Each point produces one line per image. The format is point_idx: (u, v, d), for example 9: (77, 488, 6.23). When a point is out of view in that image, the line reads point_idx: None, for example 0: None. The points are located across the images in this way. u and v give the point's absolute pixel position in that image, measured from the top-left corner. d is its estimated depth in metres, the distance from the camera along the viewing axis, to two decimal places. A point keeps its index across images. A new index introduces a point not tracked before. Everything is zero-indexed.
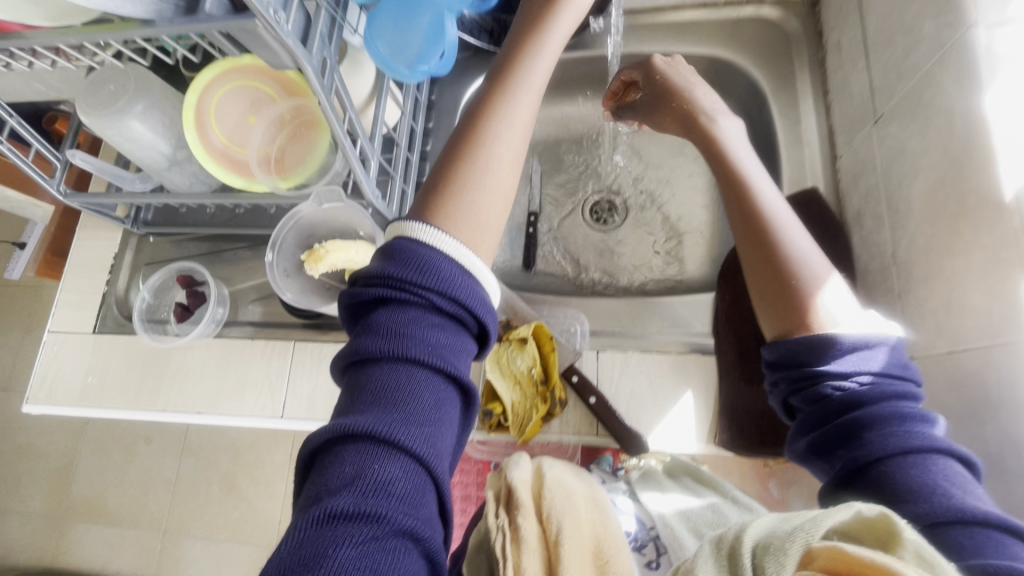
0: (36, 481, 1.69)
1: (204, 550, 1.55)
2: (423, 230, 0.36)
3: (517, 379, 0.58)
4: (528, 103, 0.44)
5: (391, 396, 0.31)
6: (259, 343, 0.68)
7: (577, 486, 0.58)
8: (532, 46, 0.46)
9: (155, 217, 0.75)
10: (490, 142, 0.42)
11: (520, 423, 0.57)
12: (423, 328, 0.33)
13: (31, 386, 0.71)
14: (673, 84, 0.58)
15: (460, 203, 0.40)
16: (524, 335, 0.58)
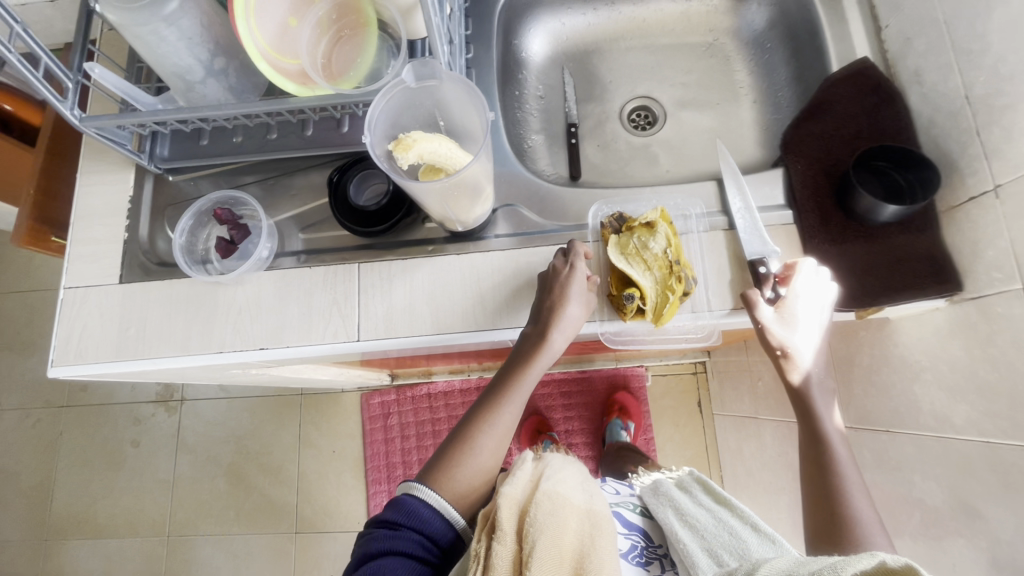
0: (10, 504, 1.54)
1: (218, 546, 1.47)
2: (422, 490, 0.55)
3: (654, 262, 0.58)
4: (510, 422, 0.60)
5: (378, 563, 0.50)
6: (319, 270, 0.63)
7: (567, 506, 0.54)
8: (538, 352, 0.58)
9: (172, 151, 0.67)
10: (479, 436, 0.59)
11: (658, 306, 0.57)
12: (405, 533, 0.52)
13: (54, 346, 0.64)
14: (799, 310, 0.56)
15: (452, 475, 0.57)
16: (652, 220, 0.59)
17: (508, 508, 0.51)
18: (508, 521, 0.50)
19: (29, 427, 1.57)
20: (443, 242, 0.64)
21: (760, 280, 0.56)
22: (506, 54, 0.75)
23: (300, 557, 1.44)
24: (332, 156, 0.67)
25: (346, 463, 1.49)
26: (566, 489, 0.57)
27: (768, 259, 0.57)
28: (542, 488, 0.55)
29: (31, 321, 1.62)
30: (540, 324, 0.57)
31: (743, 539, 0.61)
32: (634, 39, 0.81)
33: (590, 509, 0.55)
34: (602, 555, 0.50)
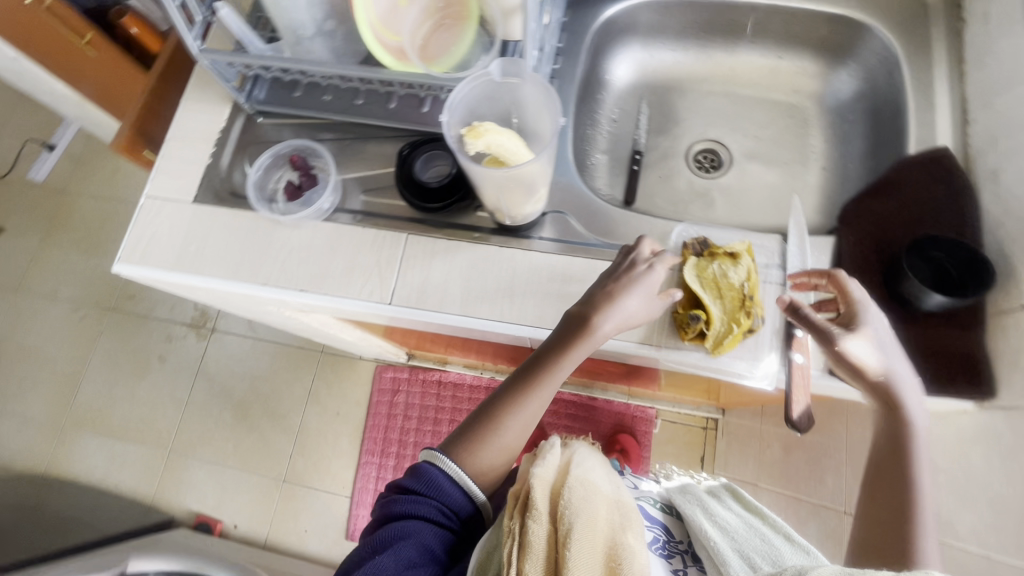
0: (41, 386, 1.66)
1: (210, 474, 1.53)
2: (443, 460, 0.57)
3: (728, 291, 0.58)
4: (541, 402, 0.61)
5: (401, 525, 0.54)
6: (370, 231, 0.67)
7: (600, 494, 0.56)
8: (581, 342, 0.57)
9: (268, 96, 0.73)
10: (507, 416, 0.60)
11: (719, 335, 0.57)
12: (425, 502, 0.55)
13: (124, 245, 0.70)
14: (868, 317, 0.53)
15: (475, 453, 0.58)
16: (737, 250, 0.59)
17: (543, 489, 0.54)
18: (545, 504, 0.53)
19: (76, 321, 1.70)
20: (489, 233, 0.67)
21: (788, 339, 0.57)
22: (592, 73, 0.78)
23: (283, 505, 1.49)
24: (404, 132, 0.71)
25: (345, 427, 1.53)
26: (595, 477, 0.59)
27: None
28: (574, 475, 0.58)
29: (102, 226, 1.76)
30: (586, 313, 0.56)
31: (776, 547, 0.61)
32: (716, 85, 0.83)
33: (619, 501, 0.57)
34: (633, 540, 0.52)
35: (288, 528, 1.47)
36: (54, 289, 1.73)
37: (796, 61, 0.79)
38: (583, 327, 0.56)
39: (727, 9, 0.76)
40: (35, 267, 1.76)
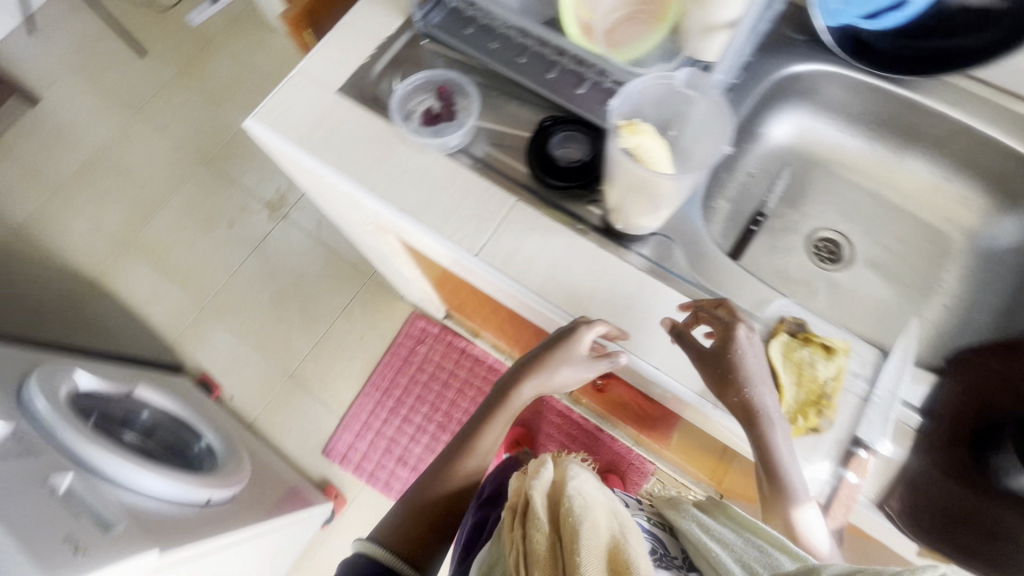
0: (123, 202, 1.78)
1: (229, 341, 1.60)
2: (362, 545, 0.68)
3: (809, 382, 0.55)
4: (485, 446, 0.73)
5: None
6: (484, 183, 0.68)
7: (596, 501, 0.54)
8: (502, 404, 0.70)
9: (440, 22, 0.74)
10: (454, 465, 0.73)
11: (780, 419, 0.55)
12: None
13: (263, 107, 0.74)
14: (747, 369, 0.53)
15: (423, 500, 0.72)
16: (835, 345, 0.56)
17: (542, 501, 0.55)
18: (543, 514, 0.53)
19: (175, 160, 1.82)
20: (591, 229, 0.66)
21: (847, 453, 0.53)
22: (753, 120, 0.75)
23: (280, 398, 1.54)
24: (551, 104, 0.72)
25: (362, 353, 1.57)
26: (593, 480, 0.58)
27: (872, 449, 0.53)
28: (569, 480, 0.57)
29: (230, 88, 1.88)
30: (508, 390, 0.69)
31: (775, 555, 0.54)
32: (864, 182, 0.79)
33: (614, 509, 0.55)
34: (630, 542, 0.51)
35: (275, 420, 1.52)
36: (167, 125, 1.86)
37: (960, 190, 0.75)
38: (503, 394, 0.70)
39: (913, 111, 0.72)
40: (160, 99, 1.89)
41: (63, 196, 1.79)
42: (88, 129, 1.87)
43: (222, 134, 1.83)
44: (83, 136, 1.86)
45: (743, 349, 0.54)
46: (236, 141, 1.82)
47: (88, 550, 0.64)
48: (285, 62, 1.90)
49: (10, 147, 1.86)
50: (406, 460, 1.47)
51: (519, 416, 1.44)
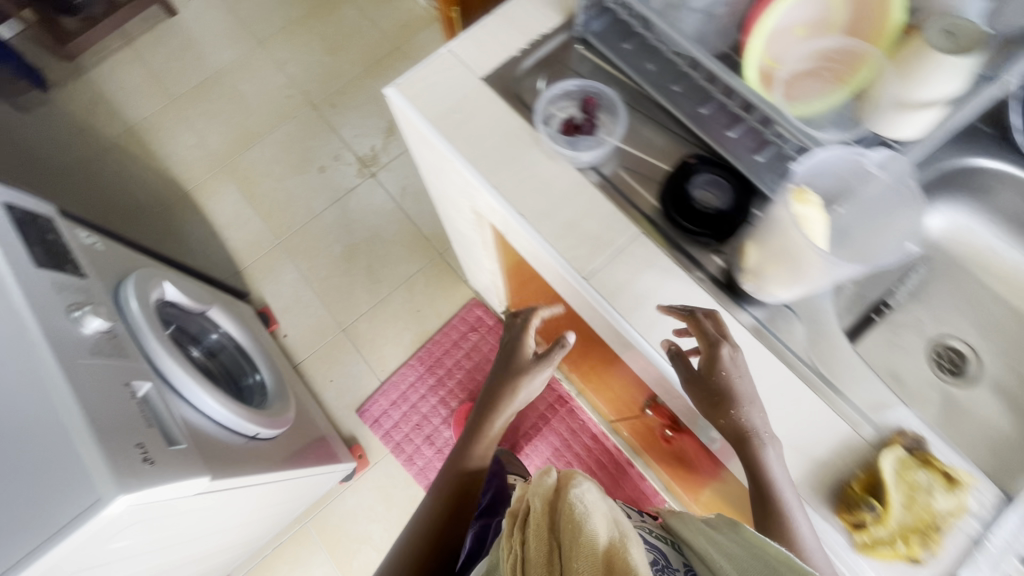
0: (229, 126, 1.85)
1: (294, 282, 1.65)
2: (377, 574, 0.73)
3: (923, 512, 0.50)
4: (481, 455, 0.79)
5: None
6: (609, 208, 0.65)
7: (597, 504, 0.48)
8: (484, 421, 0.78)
9: (600, 31, 0.72)
10: (449, 474, 0.79)
11: (880, 541, 0.51)
12: None
13: (405, 78, 0.73)
14: (733, 391, 0.55)
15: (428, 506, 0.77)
16: (961, 478, 0.51)
17: (540, 507, 0.50)
18: (537, 511, 0.49)
19: (284, 96, 1.88)
20: (709, 279, 0.63)
21: None
22: None
23: (329, 348, 1.58)
24: (697, 139, 0.68)
25: (415, 326, 1.59)
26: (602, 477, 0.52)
27: None
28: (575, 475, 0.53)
29: (351, 40, 1.93)
30: (485, 409, 0.78)
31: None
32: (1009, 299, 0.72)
33: (615, 517, 0.49)
34: (634, 550, 0.44)
35: (319, 368, 1.56)
36: (284, 61, 1.92)
37: None
38: (481, 411, 0.78)
39: None
40: (283, 36, 1.96)
41: (177, 107, 1.88)
42: (212, 50, 1.95)
43: (333, 82, 1.88)
44: (207, 55, 1.95)
45: (729, 370, 0.55)
46: (344, 91, 1.87)
47: (153, 463, 0.67)
48: (408, 25, 1.93)
49: (141, 51, 1.97)
50: (433, 440, 1.48)
51: (554, 426, 1.46)
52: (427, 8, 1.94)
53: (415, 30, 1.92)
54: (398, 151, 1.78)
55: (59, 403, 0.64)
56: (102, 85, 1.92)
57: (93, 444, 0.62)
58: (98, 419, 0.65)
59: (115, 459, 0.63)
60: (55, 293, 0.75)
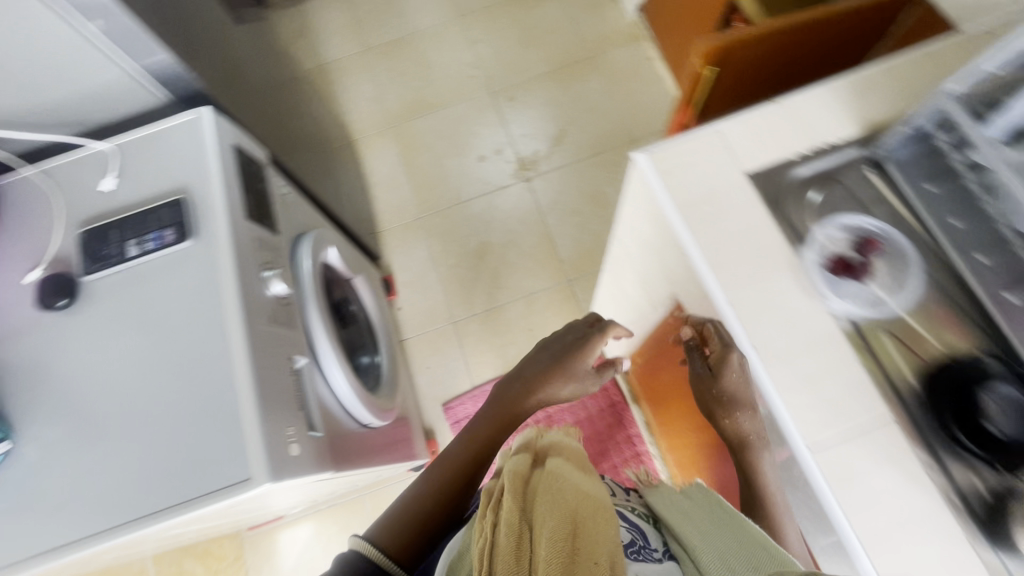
0: (407, 88, 1.88)
1: (422, 259, 1.67)
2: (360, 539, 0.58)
3: None
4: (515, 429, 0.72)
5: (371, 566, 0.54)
6: (858, 376, 0.56)
7: (567, 483, 0.53)
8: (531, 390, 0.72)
9: (907, 161, 0.62)
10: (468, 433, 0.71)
11: None
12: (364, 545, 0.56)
13: (660, 146, 0.67)
14: (745, 406, 0.64)
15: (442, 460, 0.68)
16: None
17: (513, 482, 0.53)
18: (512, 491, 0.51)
19: (466, 74, 1.87)
20: (969, 507, 0.53)
21: None
22: None
23: (436, 335, 1.58)
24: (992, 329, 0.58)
25: (522, 343, 1.55)
26: (565, 467, 0.56)
27: None
28: (545, 468, 0.56)
29: (548, 36, 1.88)
30: (534, 379, 0.72)
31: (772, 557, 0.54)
32: None
33: (590, 494, 0.53)
34: (605, 522, 0.50)
35: (420, 351, 1.57)
36: (478, 39, 1.91)
37: None
38: (527, 381, 0.73)
39: None
40: (484, 13, 1.95)
41: (367, 57, 1.94)
42: (415, 9, 1.99)
43: (518, 73, 1.85)
44: (408, 14, 1.98)
45: (744, 386, 0.63)
46: (525, 86, 1.84)
47: (293, 452, 0.67)
48: (610, 36, 1.85)
49: None
50: None
51: None
52: (635, 23, 1.85)
53: (615, 42, 1.84)
54: (559, 162, 1.73)
55: (236, 369, 0.66)
56: (310, 18, 2.02)
57: (255, 424, 0.63)
58: (264, 396, 0.66)
59: (270, 445, 0.64)
60: (253, 248, 0.77)
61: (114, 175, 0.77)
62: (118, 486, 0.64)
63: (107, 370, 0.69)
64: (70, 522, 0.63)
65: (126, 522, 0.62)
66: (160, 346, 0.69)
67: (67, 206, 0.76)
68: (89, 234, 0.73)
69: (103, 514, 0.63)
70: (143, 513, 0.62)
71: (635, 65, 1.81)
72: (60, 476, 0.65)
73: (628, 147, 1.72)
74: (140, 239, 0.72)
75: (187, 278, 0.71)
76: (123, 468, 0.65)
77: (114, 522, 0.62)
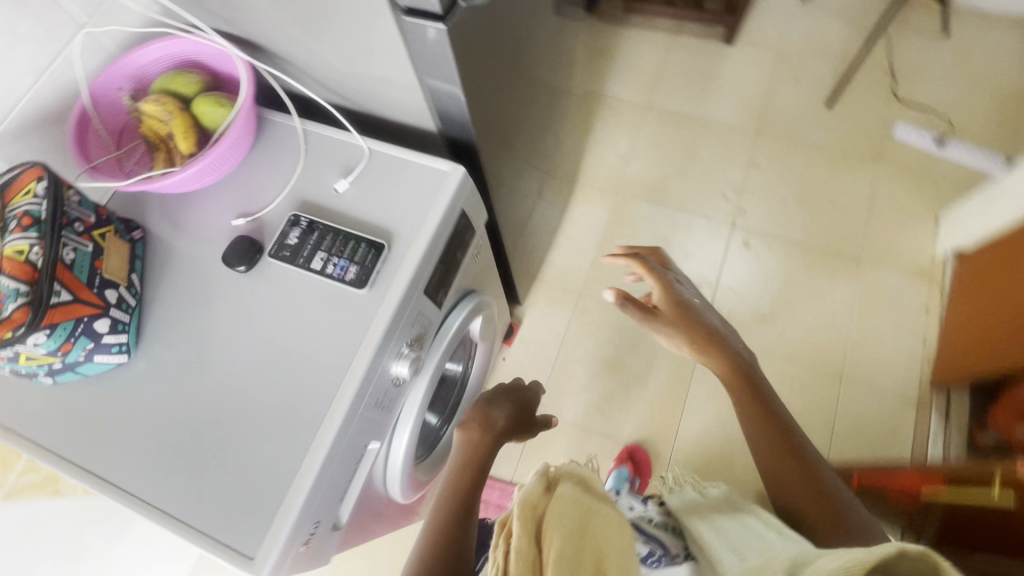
0: (658, 166, 1.75)
1: (554, 330, 1.58)
2: None
3: None
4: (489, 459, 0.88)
5: None
6: None
7: (581, 505, 0.62)
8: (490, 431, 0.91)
9: None
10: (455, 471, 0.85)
11: None
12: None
13: None
14: (693, 310, 0.87)
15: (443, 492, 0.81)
16: None
17: (524, 510, 0.60)
18: (523, 526, 0.57)
19: (722, 190, 1.69)
20: None
21: None
22: None
23: None
24: None
25: None
26: (575, 491, 0.64)
27: None
28: (554, 497, 0.62)
29: (830, 210, 1.63)
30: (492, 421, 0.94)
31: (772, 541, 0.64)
32: None
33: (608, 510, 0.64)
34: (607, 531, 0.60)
35: None
36: (759, 166, 1.71)
37: None
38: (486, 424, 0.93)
39: None
40: (783, 143, 1.73)
41: (645, 112, 1.83)
42: (720, 97, 1.82)
43: (772, 225, 1.63)
44: (710, 97, 1.83)
45: (680, 298, 0.90)
46: (770, 241, 1.62)
47: (310, 543, 0.66)
48: (896, 254, 1.55)
49: (675, 46, 1.92)
50: None
51: None
52: (937, 260, 1.52)
53: (897, 264, 1.54)
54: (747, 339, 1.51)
55: (317, 446, 0.65)
56: (621, 45, 1.95)
57: (293, 512, 0.62)
58: (316, 486, 0.64)
59: (290, 540, 0.62)
60: (408, 323, 0.73)
61: (350, 179, 0.76)
62: (170, 465, 0.66)
63: (231, 353, 0.71)
64: (117, 464, 0.66)
65: (152, 505, 0.64)
66: (279, 366, 0.69)
67: (300, 180, 0.78)
68: (295, 220, 0.73)
69: (145, 482, 0.65)
70: (168, 511, 0.64)
71: (902, 302, 1.50)
72: (139, 415, 0.68)
73: (828, 379, 1.45)
74: (328, 257, 0.71)
75: (338, 322, 0.70)
76: (183, 453, 0.66)
77: (143, 494, 0.65)
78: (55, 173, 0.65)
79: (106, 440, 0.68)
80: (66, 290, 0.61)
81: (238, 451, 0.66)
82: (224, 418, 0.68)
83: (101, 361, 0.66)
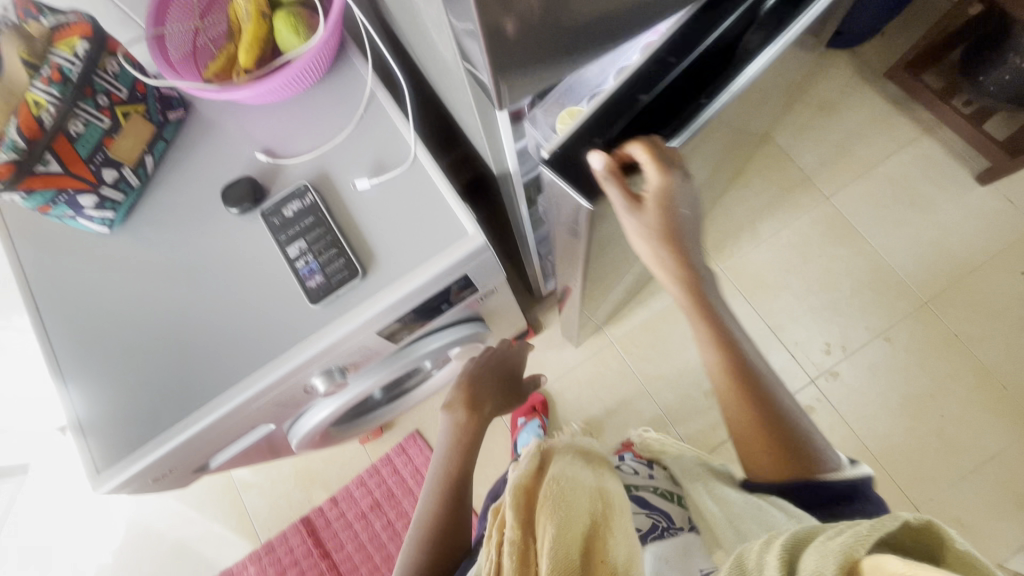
0: (781, 271, 1.48)
1: (563, 360, 1.49)
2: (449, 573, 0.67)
3: None
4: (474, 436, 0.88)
5: None
6: None
7: (566, 479, 0.54)
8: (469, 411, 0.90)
9: None
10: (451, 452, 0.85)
11: None
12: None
13: None
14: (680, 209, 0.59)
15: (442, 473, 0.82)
16: None
17: (514, 495, 0.53)
18: (514, 515, 0.50)
19: (829, 339, 1.42)
20: None
21: None
22: None
23: None
24: None
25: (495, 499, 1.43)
26: (566, 469, 0.57)
27: None
28: (549, 473, 0.55)
29: (925, 436, 1.34)
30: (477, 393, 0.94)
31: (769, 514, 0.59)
32: None
33: (599, 495, 0.55)
34: (613, 529, 0.51)
35: None
36: (888, 340, 1.41)
37: None
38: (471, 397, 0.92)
39: None
40: (934, 334, 1.40)
41: (813, 206, 1.51)
42: (910, 239, 1.46)
43: (851, 409, 1.37)
44: (899, 232, 1.47)
45: (681, 200, 0.59)
46: (837, 424, 1.36)
47: (158, 480, 0.70)
48: (956, 530, 1.27)
49: (907, 150, 1.52)
50: (363, 518, 1.46)
51: None
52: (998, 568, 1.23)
53: None
54: None
55: (198, 419, 0.66)
56: (847, 113, 1.56)
57: (149, 458, 0.65)
58: (181, 447, 0.67)
59: (135, 475, 0.66)
60: (347, 354, 0.70)
61: (374, 181, 0.68)
62: (78, 303, 0.71)
63: (184, 273, 0.70)
64: (47, 283, 0.72)
65: (46, 332, 0.70)
66: (211, 315, 0.69)
67: (333, 150, 0.70)
68: (302, 191, 0.68)
69: (49, 297, 0.71)
70: (60, 369, 0.69)
71: None
72: (78, 246, 0.73)
73: None
74: (305, 251, 0.66)
75: (278, 317, 0.67)
76: (88, 304, 0.71)
77: (37, 303, 0.71)
78: (101, 34, 0.64)
79: (45, 246, 0.73)
80: (56, 161, 0.61)
81: (129, 347, 0.69)
82: (134, 307, 0.70)
83: (81, 223, 0.68)
